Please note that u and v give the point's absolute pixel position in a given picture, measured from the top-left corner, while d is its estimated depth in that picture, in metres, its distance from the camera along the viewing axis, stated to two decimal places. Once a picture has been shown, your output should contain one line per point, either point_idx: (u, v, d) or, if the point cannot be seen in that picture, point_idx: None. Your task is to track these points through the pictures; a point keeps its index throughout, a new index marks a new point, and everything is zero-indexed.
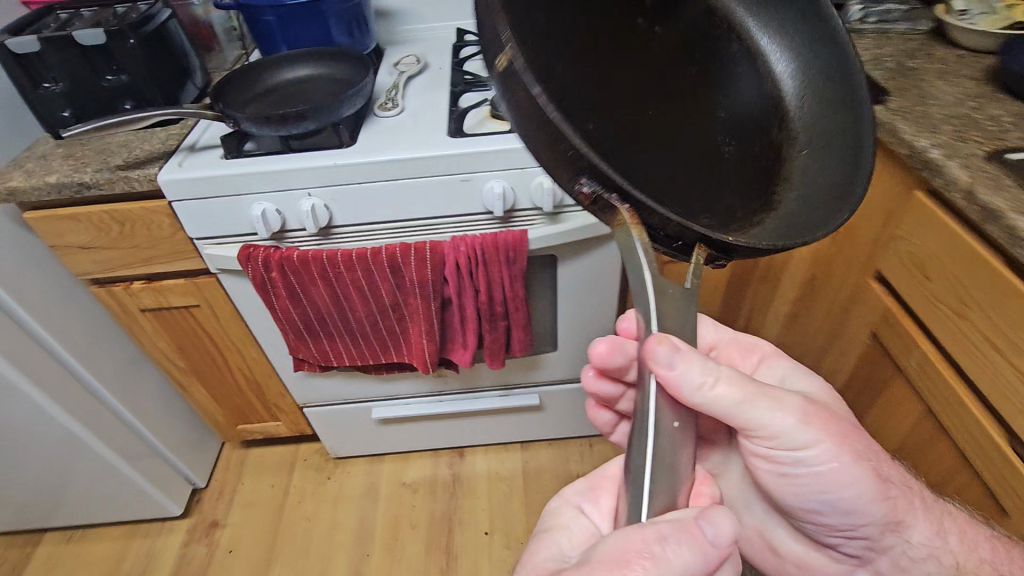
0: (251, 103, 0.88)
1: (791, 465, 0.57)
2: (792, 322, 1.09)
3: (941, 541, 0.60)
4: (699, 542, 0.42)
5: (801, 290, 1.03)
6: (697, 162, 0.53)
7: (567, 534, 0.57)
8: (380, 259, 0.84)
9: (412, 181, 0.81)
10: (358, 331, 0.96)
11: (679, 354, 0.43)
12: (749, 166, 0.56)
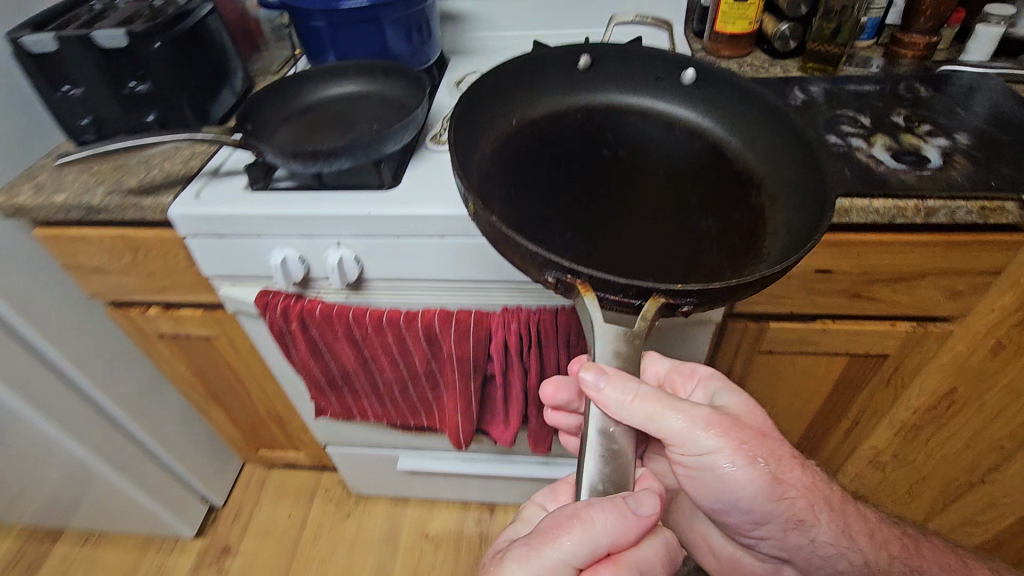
0: (286, 124, 0.75)
1: (697, 471, 0.60)
2: (908, 437, 0.93)
3: (847, 540, 0.64)
4: (621, 508, 0.49)
5: (924, 407, 0.87)
6: (676, 231, 0.66)
7: (526, 527, 0.66)
8: (415, 327, 0.71)
9: (462, 241, 0.66)
10: (386, 394, 0.83)
11: (606, 376, 0.50)
12: (733, 223, 0.66)
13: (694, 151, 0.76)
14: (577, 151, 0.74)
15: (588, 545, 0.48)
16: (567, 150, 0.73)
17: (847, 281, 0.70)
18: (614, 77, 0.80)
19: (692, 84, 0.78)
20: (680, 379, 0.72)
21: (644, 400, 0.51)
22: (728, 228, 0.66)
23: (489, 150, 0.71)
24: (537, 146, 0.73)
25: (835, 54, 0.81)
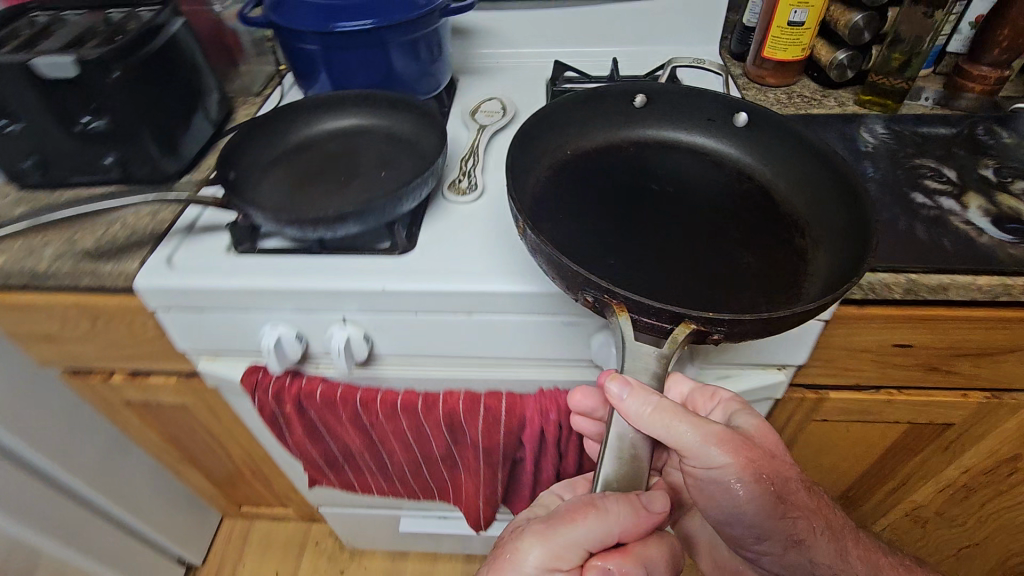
0: (276, 168, 0.63)
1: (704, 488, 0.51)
2: (954, 496, 0.88)
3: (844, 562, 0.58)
4: (632, 504, 0.47)
5: (979, 470, 0.82)
6: (710, 279, 0.56)
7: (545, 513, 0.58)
8: (436, 412, 0.61)
9: (494, 319, 0.56)
10: (395, 474, 0.73)
11: (629, 389, 0.46)
12: (774, 275, 0.57)
13: (742, 191, 0.67)
14: (626, 178, 0.67)
15: (599, 537, 0.47)
16: (616, 179, 0.67)
17: (925, 354, 0.62)
18: (667, 115, 0.72)
19: (745, 124, 0.69)
20: (700, 399, 0.60)
21: (665, 414, 0.46)
22: (766, 279, 0.57)
23: (540, 177, 0.65)
24: (583, 177, 0.66)
25: (902, 89, 0.71)
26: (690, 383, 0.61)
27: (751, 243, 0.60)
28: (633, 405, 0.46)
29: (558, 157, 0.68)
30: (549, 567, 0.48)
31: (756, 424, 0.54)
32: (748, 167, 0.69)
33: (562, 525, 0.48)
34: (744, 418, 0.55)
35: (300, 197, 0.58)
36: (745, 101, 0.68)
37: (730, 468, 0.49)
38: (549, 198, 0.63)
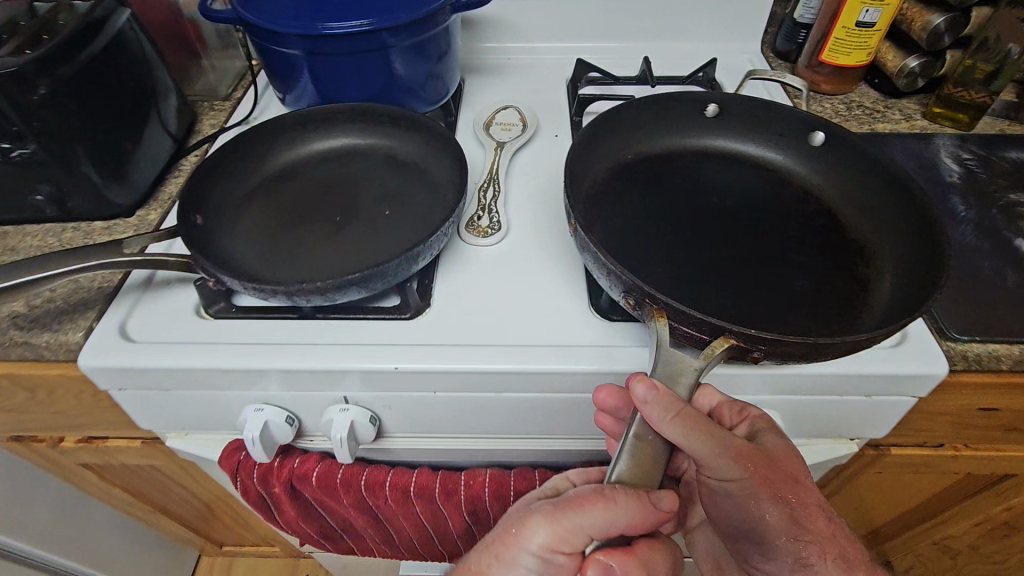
0: (253, 206, 0.51)
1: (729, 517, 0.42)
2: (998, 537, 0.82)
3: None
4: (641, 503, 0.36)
5: None
6: (762, 313, 0.46)
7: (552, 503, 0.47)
8: (457, 498, 0.52)
9: (529, 397, 0.46)
10: (403, 546, 0.64)
11: (657, 393, 0.36)
12: (833, 309, 0.47)
13: (800, 210, 0.57)
14: (685, 182, 0.58)
15: (605, 528, 0.36)
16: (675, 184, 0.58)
17: (1010, 417, 0.54)
18: (737, 126, 0.63)
19: (822, 144, 0.59)
20: (726, 413, 0.45)
21: (686, 424, 0.36)
22: (822, 312, 0.47)
23: (596, 181, 0.57)
24: (642, 184, 0.57)
25: (982, 104, 0.62)
26: (722, 396, 0.44)
27: (812, 269, 0.50)
28: (654, 413, 0.36)
29: (617, 157, 0.60)
30: (552, 549, 0.39)
31: (777, 445, 0.42)
32: (816, 190, 0.59)
33: (567, 510, 0.37)
34: (762, 433, 0.42)
35: (285, 247, 0.47)
36: (825, 118, 0.58)
37: (742, 487, 0.39)
38: (595, 208, 0.54)
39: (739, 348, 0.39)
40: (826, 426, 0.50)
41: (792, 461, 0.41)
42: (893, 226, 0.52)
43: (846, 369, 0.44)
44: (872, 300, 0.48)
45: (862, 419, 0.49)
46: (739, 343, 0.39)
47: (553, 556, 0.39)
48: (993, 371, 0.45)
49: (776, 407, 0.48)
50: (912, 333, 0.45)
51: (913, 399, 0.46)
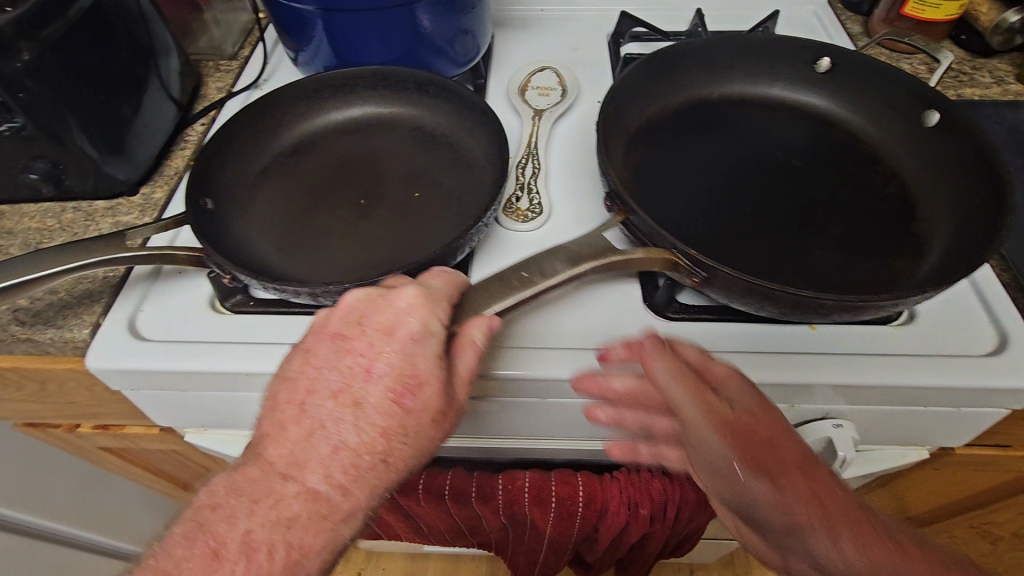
0: (270, 188, 0.46)
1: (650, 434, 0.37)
2: None
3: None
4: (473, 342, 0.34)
5: None
6: (783, 274, 0.40)
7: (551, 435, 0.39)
8: (495, 501, 0.47)
9: (574, 402, 0.42)
10: (433, 539, 0.61)
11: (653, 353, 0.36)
12: (855, 283, 0.39)
13: (864, 171, 0.48)
14: (756, 125, 0.52)
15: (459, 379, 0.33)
16: (750, 130, 0.51)
17: None
18: (850, 88, 0.54)
19: (936, 125, 0.48)
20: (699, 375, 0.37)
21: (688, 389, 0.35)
22: (856, 283, 0.40)
23: (652, 116, 0.52)
24: (720, 130, 0.51)
25: None
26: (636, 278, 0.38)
27: (859, 232, 0.43)
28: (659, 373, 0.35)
29: (702, 94, 0.55)
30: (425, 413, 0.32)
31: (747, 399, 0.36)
32: (893, 164, 0.50)
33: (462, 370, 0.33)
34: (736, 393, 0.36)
35: (294, 225, 0.44)
36: (946, 95, 0.47)
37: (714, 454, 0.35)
38: (638, 147, 0.49)
39: (677, 265, 0.37)
40: (900, 434, 0.45)
41: (768, 421, 0.36)
42: (965, 217, 0.43)
43: (931, 381, 0.39)
44: (903, 279, 0.40)
45: (944, 427, 0.44)
46: (679, 261, 0.37)
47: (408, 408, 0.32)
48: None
49: (848, 417, 0.43)
50: (1015, 340, 0.40)
51: (1008, 411, 0.42)
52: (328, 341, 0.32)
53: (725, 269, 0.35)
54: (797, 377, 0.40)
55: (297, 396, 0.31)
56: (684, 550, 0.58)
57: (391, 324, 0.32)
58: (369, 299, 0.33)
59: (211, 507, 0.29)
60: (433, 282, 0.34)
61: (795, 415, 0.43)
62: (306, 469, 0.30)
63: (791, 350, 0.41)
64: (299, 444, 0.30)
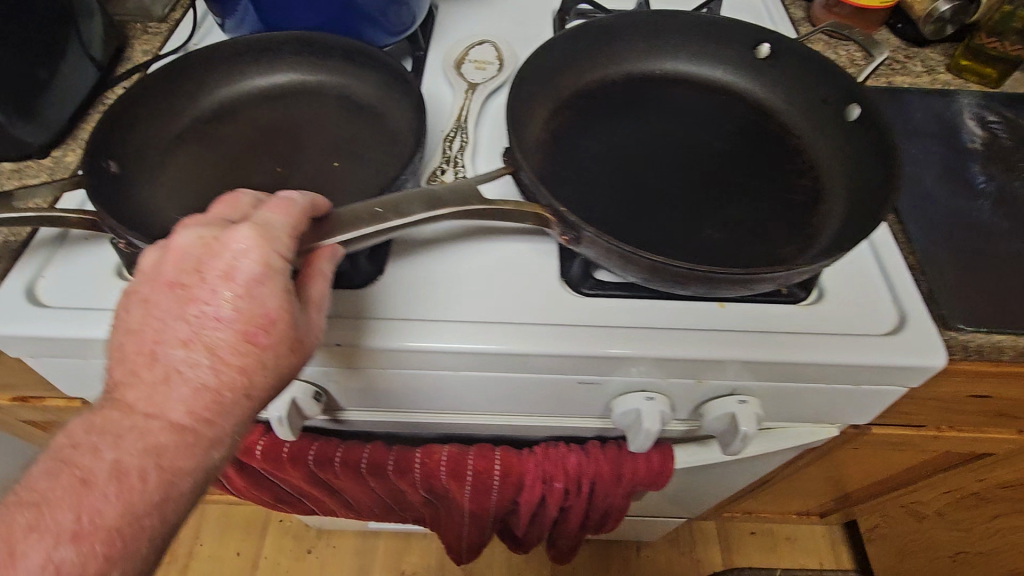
0: (184, 153, 0.45)
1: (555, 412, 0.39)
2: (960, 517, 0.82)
3: None
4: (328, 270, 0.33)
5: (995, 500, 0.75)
6: (672, 253, 0.40)
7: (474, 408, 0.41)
8: (411, 475, 0.48)
9: (486, 377, 0.43)
10: (363, 513, 0.62)
11: None
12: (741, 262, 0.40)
13: (781, 148, 0.47)
14: (687, 100, 0.51)
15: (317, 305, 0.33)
16: (679, 106, 0.51)
17: (999, 403, 0.51)
18: (788, 75, 0.50)
19: (856, 120, 0.45)
20: None
21: None
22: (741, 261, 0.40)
23: (580, 90, 0.51)
24: (648, 108, 0.50)
25: (1018, 59, 0.56)
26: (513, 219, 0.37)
27: (758, 212, 0.43)
28: None
29: (637, 69, 0.53)
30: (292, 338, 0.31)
31: None
32: (805, 137, 0.48)
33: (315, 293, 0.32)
34: None
35: (203, 192, 0.43)
36: (868, 90, 0.44)
37: None
38: (560, 124, 0.48)
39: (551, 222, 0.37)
40: (807, 412, 0.47)
41: None
42: (860, 198, 0.42)
43: (828, 358, 0.40)
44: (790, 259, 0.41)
45: (846, 405, 0.45)
46: (552, 218, 0.36)
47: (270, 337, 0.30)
48: (992, 362, 0.42)
49: (754, 394, 0.44)
50: (912, 320, 0.41)
51: (904, 389, 0.43)
52: (166, 290, 0.30)
53: (592, 231, 0.34)
54: (700, 354, 0.40)
55: (145, 345, 0.29)
56: (610, 525, 0.59)
57: (229, 266, 0.30)
58: (203, 243, 0.30)
59: (72, 446, 0.28)
60: (274, 217, 0.31)
61: (707, 389, 0.43)
62: (165, 407, 0.29)
63: (701, 326, 0.42)
64: (153, 389, 0.29)
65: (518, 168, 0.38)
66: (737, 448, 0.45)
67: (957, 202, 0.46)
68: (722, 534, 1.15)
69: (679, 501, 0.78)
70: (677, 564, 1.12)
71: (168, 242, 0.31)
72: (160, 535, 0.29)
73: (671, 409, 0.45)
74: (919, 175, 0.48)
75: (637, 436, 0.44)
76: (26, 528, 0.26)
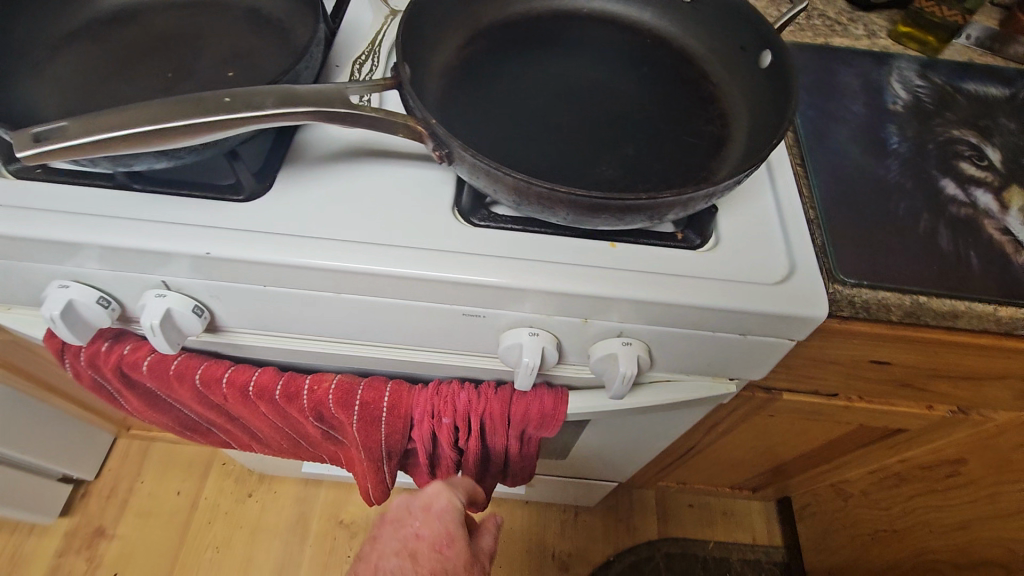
0: (73, 53, 0.44)
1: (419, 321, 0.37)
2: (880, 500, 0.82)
3: None
4: None
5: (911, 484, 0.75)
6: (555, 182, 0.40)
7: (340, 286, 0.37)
8: (300, 401, 0.47)
9: (371, 301, 0.42)
10: (272, 445, 0.62)
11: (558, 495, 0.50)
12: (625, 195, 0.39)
13: (693, 92, 0.47)
14: (607, 39, 0.50)
15: None
16: (599, 45, 0.49)
17: (901, 370, 0.51)
18: (710, 20, 0.48)
19: (768, 66, 0.44)
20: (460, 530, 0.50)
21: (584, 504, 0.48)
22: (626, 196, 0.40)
23: (497, 22, 0.50)
24: (564, 44, 0.49)
25: (953, 24, 0.55)
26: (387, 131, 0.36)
27: (654, 151, 0.42)
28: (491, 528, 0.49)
29: (560, 6, 0.52)
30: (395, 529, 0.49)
31: None
32: (719, 83, 0.47)
33: None
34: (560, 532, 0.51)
35: (86, 92, 0.41)
36: (779, 34, 0.42)
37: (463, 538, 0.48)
38: (471, 52, 0.47)
39: (425, 136, 0.36)
40: (702, 362, 0.46)
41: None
42: (756, 141, 0.42)
43: (710, 302, 0.39)
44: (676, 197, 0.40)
45: (738, 357, 0.45)
46: (425, 131, 0.36)
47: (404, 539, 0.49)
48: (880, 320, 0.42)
49: (641, 338, 0.43)
50: (802, 270, 0.40)
51: (791, 341, 0.42)
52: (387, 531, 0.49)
53: (457, 142, 0.34)
54: (581, 289, 0.39)
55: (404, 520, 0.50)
56: (515, 472, 0.59)
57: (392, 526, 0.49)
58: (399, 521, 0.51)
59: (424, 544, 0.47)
60: None
61: (594, 330, 0.43)
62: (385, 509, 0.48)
63: (586, 264, 0.40)
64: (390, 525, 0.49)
65: (401, 83, 0.37)
66: (618, 389, 0.45)
67: (864, 160, 0.46)
68: (660, 504, 1.16)
69: (604, 461, 0.78)
70: (614, 531, 1.13)
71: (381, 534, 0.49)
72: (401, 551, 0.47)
73: (558, 349, 0.45)
74: (832, 132, 0.48)
75: (520, 372, 0.44)
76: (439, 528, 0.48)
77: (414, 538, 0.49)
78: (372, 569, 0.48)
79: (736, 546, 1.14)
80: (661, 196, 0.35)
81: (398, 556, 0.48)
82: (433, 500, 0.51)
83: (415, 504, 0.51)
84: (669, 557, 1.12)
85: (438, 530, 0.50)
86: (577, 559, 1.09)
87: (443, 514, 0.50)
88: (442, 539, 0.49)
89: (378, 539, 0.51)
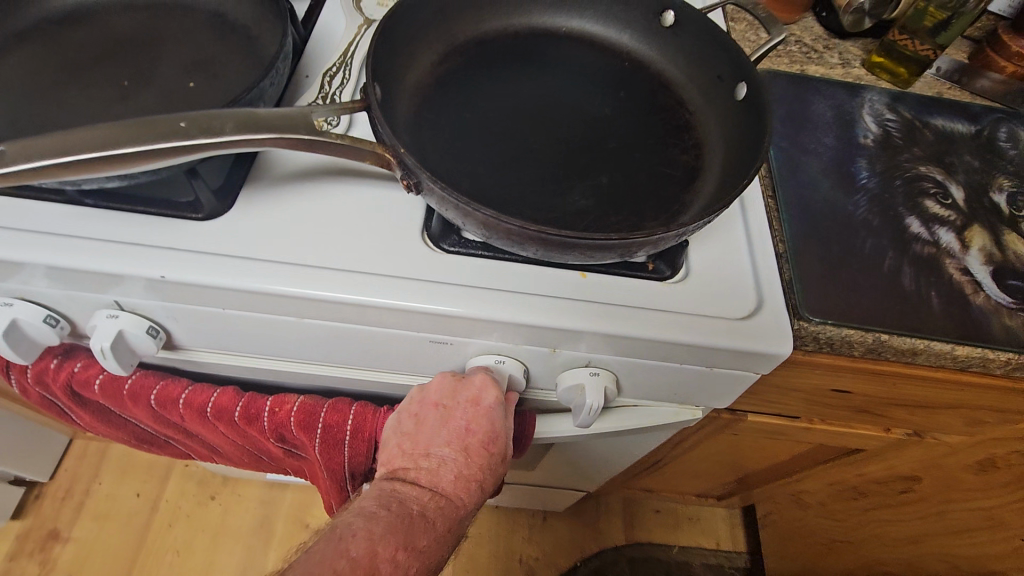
0: (22, 56, 0.41)
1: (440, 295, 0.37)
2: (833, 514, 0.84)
3: None
4: None
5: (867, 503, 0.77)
6: (524, 212, 0.39)
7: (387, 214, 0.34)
8: (260, 423, 0.46)
9: (332, 326, 0.41)
10: (233, 460, 0.60)
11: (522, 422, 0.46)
12: (597, 228, 0.39)
13: (672, 119, 0.46)
14: (587, 60, 0.49)
15: None
16: (579, 65, 0.49)
17: (861, 399, 0.52)
18: (688, 47, 0.48)
19: (743, 99, 0.44)
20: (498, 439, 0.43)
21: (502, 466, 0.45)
22: (599, 227, 0.39)
23: (474, 37, 0.49)
24: (544, 63, 0.48)
25: (925, 59, 0.56)
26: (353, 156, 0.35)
27: (630, 182, 0.42)
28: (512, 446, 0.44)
29: (540, 23, 0.51)
30: (443, 434, 0.42)
31: None
32: (698, 111, 0.47)
33: None
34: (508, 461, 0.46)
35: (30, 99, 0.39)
36: (756, 69, 0.42)
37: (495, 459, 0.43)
38: (447, 69, 0.46)
39: (393, 163, 0.35)
40: (669, 391, 0.46)
41: None
42: (731, 174, 0.42)
43: (673, 337, 0.39)
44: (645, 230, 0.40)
45: (705, 387, 0.45)
46: (393, 157, 0.35)
47: (451, 444, 0.42)
48: (842, 355, 0.43)
49: (609, 368, 0.43)
50: (768, 306, 0.41)
51: (756, 375, 0.43)
52: (434, 411, 0.42)
53: (426, 174, 0.33)
54: (549, 321, 0.39)
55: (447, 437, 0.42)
56: None
57: (452, 437, 0.42)
58: (453, 390, 0.42)
59: (468, 464, 0.42)
60: None
61: (562, 359, 0.43)
62: (450, 431, 0.42)
63: (554, 296, 0.40)
64: (445, 429, 0.42)
65: (369, 105, 0.36)
66: (585, 419, 0.45)
67: (834, 195, 0.47)
68: (626, 509, 1.17)
69: (572, 472, 0.78)
70: (580, 535, 1.14)
71: (427, 428, 0.43)
72: (430, 478, 0.42)
73: (526, 376, 0.45)
74: (803, 163, 0.48)
75: None
76: (481, 466, 0.43)
77: (463, 434, 0.42)
78: (422, 453, 0.42)
79: (698, 550, 1.16)
80: (632, 233, 0.34)
81: (450, 447, 0.42)
82: (481, 394, 0.42)
83: (461, 394, 0.42)
84: (633, 562, 1.13)
85: (487, 428, 0.42)
86: (543, 562, 1.10)
87: (493, 412, 0.42)
88: (490, 439, 0.43)
89: (423, 416, 0.43)
